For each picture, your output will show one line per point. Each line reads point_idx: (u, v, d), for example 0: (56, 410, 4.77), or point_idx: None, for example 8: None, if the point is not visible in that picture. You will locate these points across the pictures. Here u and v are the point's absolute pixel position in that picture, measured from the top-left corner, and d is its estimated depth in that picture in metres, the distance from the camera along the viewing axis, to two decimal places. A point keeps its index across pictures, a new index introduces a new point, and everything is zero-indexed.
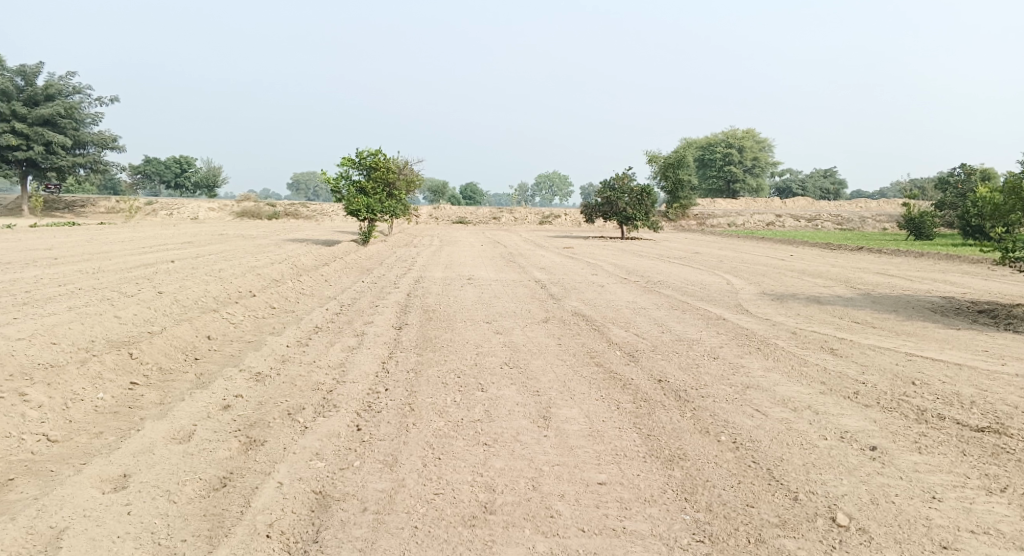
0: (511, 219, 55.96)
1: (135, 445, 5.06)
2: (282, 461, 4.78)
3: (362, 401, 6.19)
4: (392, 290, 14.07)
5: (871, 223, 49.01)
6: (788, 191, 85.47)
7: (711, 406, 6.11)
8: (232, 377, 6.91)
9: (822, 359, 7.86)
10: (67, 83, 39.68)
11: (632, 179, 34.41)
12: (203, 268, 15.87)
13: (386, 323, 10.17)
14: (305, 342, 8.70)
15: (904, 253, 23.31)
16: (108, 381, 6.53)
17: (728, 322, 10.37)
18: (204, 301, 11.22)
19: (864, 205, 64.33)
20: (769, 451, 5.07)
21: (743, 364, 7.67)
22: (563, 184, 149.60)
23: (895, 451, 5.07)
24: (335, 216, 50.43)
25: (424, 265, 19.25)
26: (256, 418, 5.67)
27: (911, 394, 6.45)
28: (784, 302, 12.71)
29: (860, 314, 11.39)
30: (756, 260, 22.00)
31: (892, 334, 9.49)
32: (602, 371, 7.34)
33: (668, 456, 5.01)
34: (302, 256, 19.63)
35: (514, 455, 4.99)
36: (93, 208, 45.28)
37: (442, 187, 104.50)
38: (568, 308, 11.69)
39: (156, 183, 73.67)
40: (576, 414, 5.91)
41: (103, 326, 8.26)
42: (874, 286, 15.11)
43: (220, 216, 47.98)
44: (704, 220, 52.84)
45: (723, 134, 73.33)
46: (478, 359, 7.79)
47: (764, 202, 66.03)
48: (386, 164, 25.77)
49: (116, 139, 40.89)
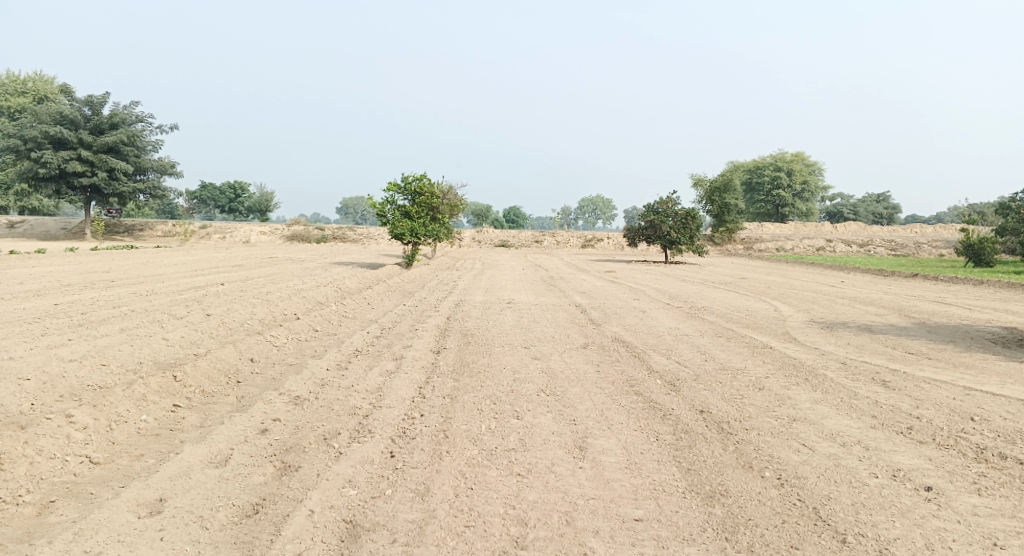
0: (554, 243, 55.91)
1: (173, 469, 5.13)
2: (315, 488, 4.78)
3: (397, 427, 6.16)
4: (433, 314, 14.12)
5: (928, 248, 47.30)
6: (839, 215, 83.38)
7: (755, 439, 5.89)
8: (271, 401, 6.99)
9: (874, 392, 7.52)
10: (130, 112, 41.56)
11: (676, 203, 34.06)
12: (251, 291, 16.24)
13: (425, 347, 10.19)
14: (344, 366, 8.76)
15: (962, 281, 22.40)
16: (152, 403, 6.68)
17: (774, 351, 10.05)
18: (249, 324, 11.44)
19: (920, 230, 62.21)
20: (816, 489, 4.84)
21: (790, 396, 7.38)
22: (607, 208, 149.16)
23: (953, 492, 4.77)
24: (381, 239, 51.21)
25: (465, 289, 19.32)
26: (292, 443, 5.70)
27: (970, 430, 6.10)
28: (833, 331, 12.28)
29: (915, 344, 10.91)
30: (805, 287, 21.39)
31: (950, 366, 9.04)
32: (641, 400, 7.16)
33: (708, 492, 4.82)
34: (346, 279, 19.96)
35: (548, 487, 4.88)
36: (151, 232, 47.09)
37: (487, 211, 105.36)
38: (608, 334, 11.52)
39: (211, 208, 76.27)
40: (613, 445, 5.77)
41: (151, 348, 8.48)
42: (930, 315, 14.49)
43: (270, 239, 49.29)
44: (751, 245, 51.83)
45: (772, 157, 72.07)
46: (515, 385, 7.70)
47: (814, 227, 64.46)
48: (431, 188, 26.10)
49: (174, 165, 42.54)
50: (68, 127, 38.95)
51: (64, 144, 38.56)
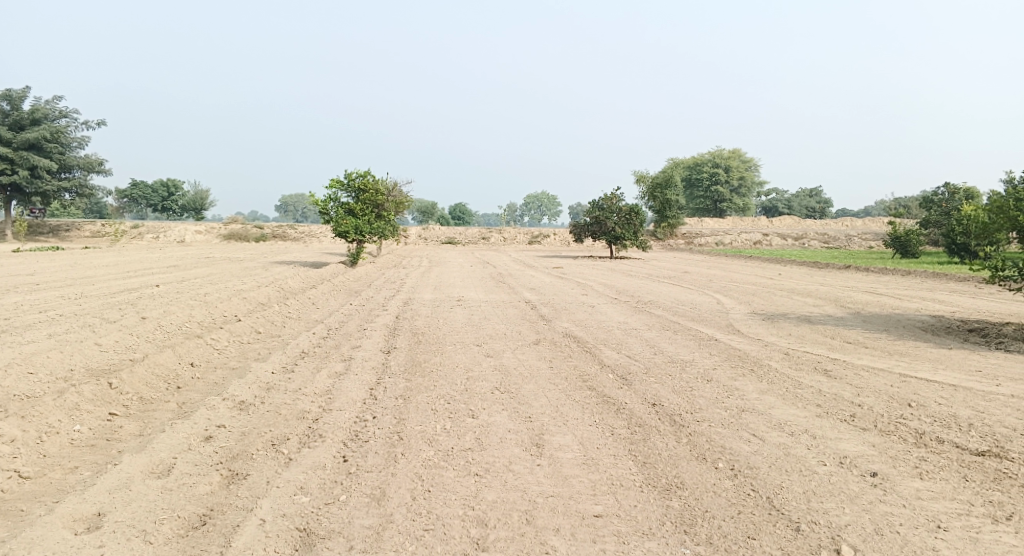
0: (501, 239, 55.94)
1: (110, 481, 4.85)
2: (265, 497, 4.60)
3: (349, 430, 6.01)
4: (381, 313, 13.89)
5: (857, 241, 49.42)
6: (774, 209, 86.21)
7: (707, 431, 5.98)
8: (214, 407, 6.71)
9: (816, 381, 7.75)
10: (53, 107, 39.46)
11: (620, 199, 34.54)
12: (188, 292, 15.61)
13: (375, 347, 10.00)
14: (291, 368, 8.50)
15: (890, 272, 23.46)
16: (86, 412, 6.32)
17: (720, 344, 10.28)
18: (188, 326, 10.99)
19: (849, 224, 64.90)
20: (768, 478, 4.95)
21: (737, 387, 7.55)
22: (551, 204, 150.39)
23: (897, 477, 4.96)
24: (324, 237, 50.18)
25: (413, 287, 19.10)
26: (239, 450, 5.48)
27: (909, 416, 6.35)
28: (774, 322, 12.65)
29: (852, 333, 11.34)
30: (745, 280, 22.00)
31: (885, 354, 9.43)
32: (595, 395, 7.20)
33: (665, 485, 4.87)
34: (289, 279, 19.43)
35: (507, 486, 4.83)
36: (77, 232, 44.85)
37: (432, 208, 104.61)
38: (558, 329, 11.56)
39: (143, 207, 73.26)
40: (569, 441, 5.77)
41: (83, 354, 8.03)
42: (864, 305, 15.09)
43: (207, 238, 47.64)
44: (692, 239, 53.05)
45: (710, 153, 73.91)
46: (469, 383, 7.63)
47: (751, 221, 66.48)
48: (375, 185, 25.67)
49: (103, 163, 40.62)
50: None
51: None
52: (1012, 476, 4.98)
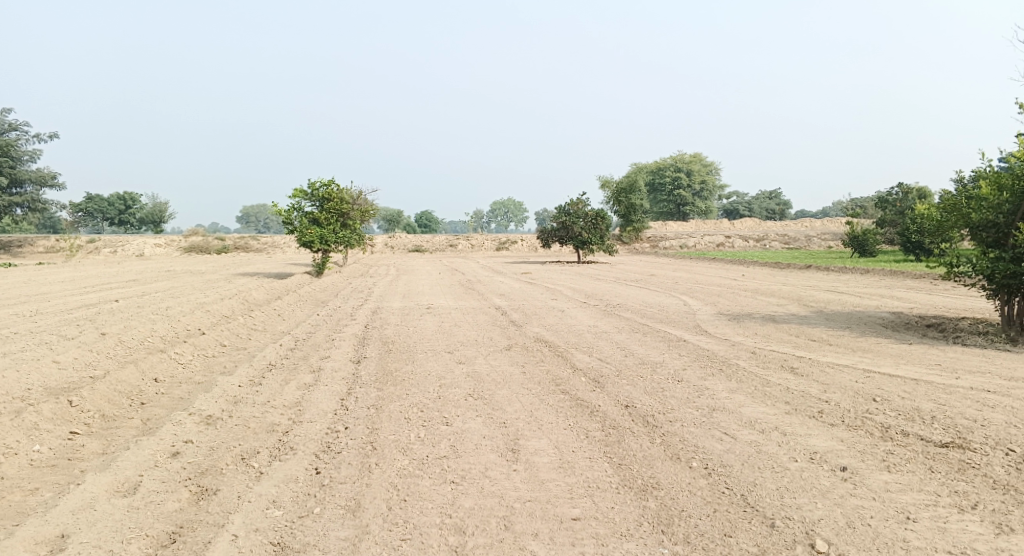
0: (468, 246, 55.87)
1: (73, 502, 4.68)
2: (237, 512, 4.49)
3: (321, 441, 5.91)
4: (349, 322, 13.74)
5: (817, 241, 50.64)
6: (735, 212, 87.99)
7: (680, 431, 6.04)
8: (181, 422, 6.54)
9: (784, 379, 7.89)
10: (1, 120, 38.22)
11: (586, 204, 34.80)
12: (149, 307, 15.23)
13: (344, 357, 9.88)
14: (258, 381, 8.35)
15: (850, 270, 24.07)
16: (45, 431, 6.10)
17: (690, 344, 10.41)
18: (151, 341, 10.72)
19: (809, 225, 66.34)
20: (741, 476, 5.02)
21: (708, 386, 7.65)
22: (517, 211, 150.87)
23: (865, 471, 5.07)
24: (288, 248, 49.52)
25: (381, 296, 18.95)
26: (208, 465, 5.35)
27: (874, 411, 6.51)
28: (741, 322, 12.86)
29: (816, 331, 11.60)
30: (711, 281, 22.36)
31: (849, 350, 9.66)
32: (568, 398, 7.22)
33: (641, 485, 4.90)
34: (254, 291, 19.09)
35: (484, 492, 4.81)
36: (30, 248, 43.45)
37: (398, 216, 104.10)
38: (530, 334, 11.59)
39: (99, 222, 71.36)
40: (544, 445, 5.77)
41: (40, 373, 7.77)
42: (826, 304, 15.45)
43: (167, 251, 46.59)
44: (657, 243, 53.73)
45: (672, 158, 75.05)
46: (442, 391, 7.58)
47: (713, 224, 67.63)
48: (340, 194, 25.43)
49: (55, 176, 39.49)
50: None
51: None
52: (975, 466, 5.14)
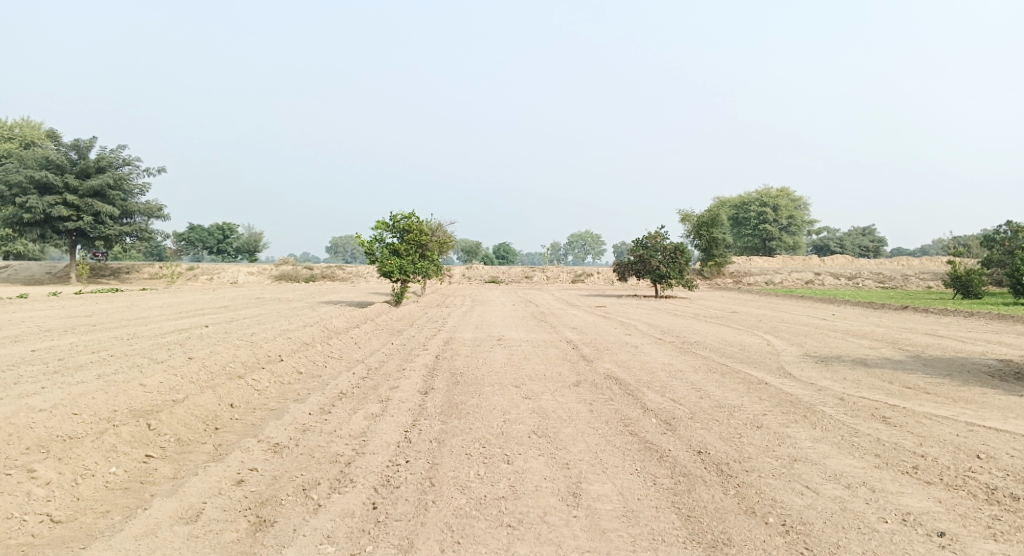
0: (544, 278, 55.78)
1: (137, 527, 4.79)
2: (290, 546, 4.47)
3: (380, 475, 5.86)
4: (421, 353, 13.83)
5: (915, 281, 47.68)
6: (825, 248, 84.26)
7: (757, 482, 5.62)
8: (249, 449, 6.66)
9: (874, 429, 7.26)
10: (117, 155, 41.37)
11: (664, 238, 34.10)
12: (235, 333, 15.87)
13: (412, 387, 9.88)
14: (328, 409, 8.45)
15: (951, 313, 22.40)
16: (122, 454, 6.34)
17: (771, 387, 9.82)
18: (232, 367, 11.11)
19: (906, 263, 62.53)
20: (823, 536, 4.58)
21: (789, 434, 7.13)
22: (596, 244, 150.09)
23: (967, 538, 4.53)
24: (370, 277, 50.94)
25: (454, 326, 19.07)
26: (268, 495, 5.38)
27: (978, 469, 5.87)
28: (828, 365, 12.07)
29: (912, 377, 10.73)
30: (797, 320, 21.25)
31: (949, 400, 8.85)
32: (637, 441, 6.89)
33: (710, 541, 4.55)
34: (333, 319, 19.60)
35: (541, 539, 4.59)
36: (137, 274, 46.58)
37: (476, 248, 105.53)
38: (600, 370, 11.30)
39: (200, 251, 75.79)
40: (607, 491, 5.49)
41: (126, 395, 8.13)
42: (924, 348, 14.33)
43: (258, 279, 48.91)
44: (740, 278, 51.96)
45: (757, 192, 72.79)
46: (506, 427, 7.41)
47: (801, 260, 64.83)
48: (420, 226, 25.96)
49: (162, 207, 42.28)
50: (54, 171, 38.73)
51: (49, 188, 38.29)
52: None
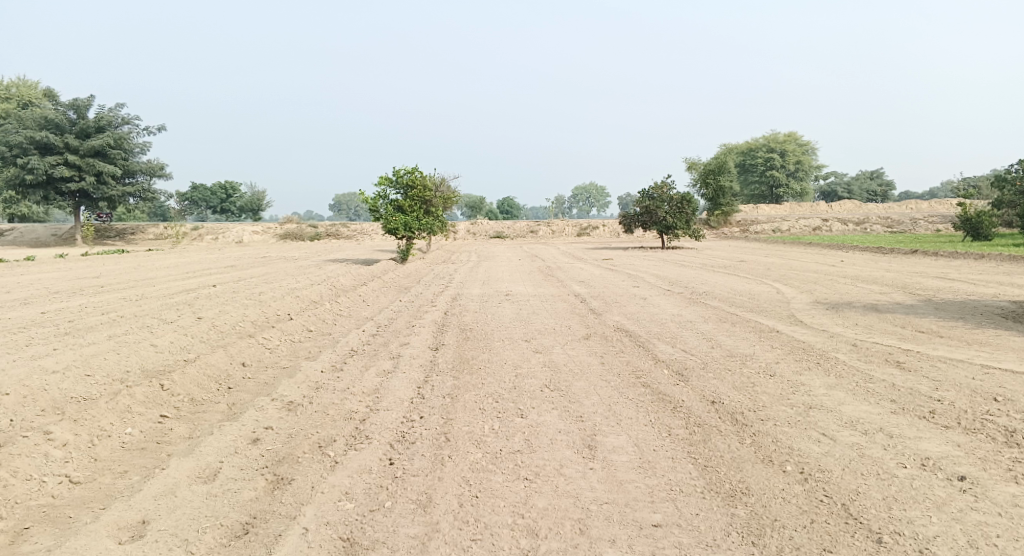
0: (550, 231, 55.51)
1: (157, 487, 4.82)
2: (309, 503, 4.48)
3: (395, 431, 5.85)
4: (429, 309, 13.80)
5: (923, 224, 47.26)
6: (833, 194, 83.39)
7: (773, 431, 5.60)
8: (263, 408, 6.67)
9: (889, 375, 7.21)
10: (116, 115, 40.84)
11: (671, 188, 33.67)
12: (243, 292, 15.86)
13: (423, 344, 9.86)
14: (340, 367, 8.45)
15: (961, 256, 22.18)
16: (137, 415, 6.35)
17: (782, 335, 9.77)
18: (241, 326, 11.10)
19: (915, 206, 61.87)
20: (842, 483, 4.55)
21: (803, 382, 7.09)
22: (601, 196, 148.96)
23: (988, 481, 4.50)
24: (375, 234, 50.78)
25: (461, 282, 19.01)
26: (284, 453, 5.39)
27: (996, 413, 5.82)
28: (839, 312, 12.00)
29: (925, 322, 10.67)
30: (805, 267, 21.13)
31: (962, 343, 8.79)
32: (650, 392, 6.86)
33: (728, 491, 4.54)
34: (340, 276, 19.56)
35: (559, 492, 4.58)
36: (142, 235, 46.55)
37: (481, 203, 104.93)
38: (610, 323, 11.26)
39: (204, 210, 75.51)
40: (623, 442, 5.47)
41: (138, 356, 8.14)
42: (935, 291, 14.22)
43: (263, 238, 48.81)
44: (747, 226, 51.63)
45: (764, 138, 71.71)
46: (518, 381, 7.40)
47: (809, 206, 64.25)
48: (423, 181, 25.69)
49: (163, 166, 41.91)
50: (53, 132, 38.30)
51: (50, 149, 37.98)
52: None
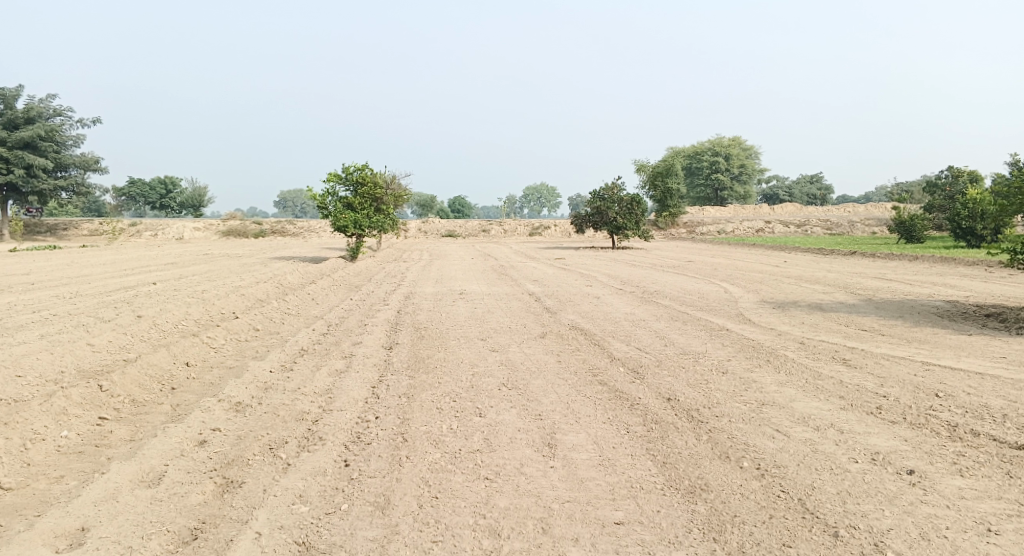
0: (501, 231, 55.55)
1: (96, 493, 4.55)
2: (261, 507, 4.30)
3: (350, 432, 5.69)
4: (382, 308, 13.58)
5: (860, 227, 49.16)
6: (775, 197, 86.07)
7: (728, 427, 5.68)
8: (210, 409, 6.41)
9: (836, 372, 7.43)
10: (48, 105, 38.94)
11: (621, 189, 34.10)
12: (185, 290, 15.29)
13: (376, 343, 9.68)
14: (290, 366, 8.21)
15: (896, 257, 23.14)
16: (73, 417, 6.01)
17: (733, 334, 9.97)
18: (185, 325, 10.68)
19: (851, 210, 64.36)
20: (798, 478, 4.65)
21: (755, 379, 7.24)
22: (551, 196, 149.89)
23: (935, 474, 4.66)
24: (324, 232, 49.84)
25: (414, 281, 18.80)
26: (234, 455, 5.18)
27: (939, 408, 6.04)
28: (786, 311, 12.34)
29: (867, 320, 11.05)
30: (751, 268, 21.68)
31: (903, 342, 9.12)
32: (607, 390, 6.88)
33: (689, 487, 4.57)
34: (288, 275, 19.06)
35: (520, 491, 4.53)
36: (76, 231, 44.51)
37: (431, 202, 104.27)
38: (565, 322, 11.28)
39: (142, 206, 72.67)
40: (583, 441, 5.45)
41: (73, 356, 7.71)
42: (874, 291, 14.76)
43: (206, 235, 47.32)
44: (694, 228, 52.78)
45: (710, 142, 73.44)
46: (475, 380, 7.32)
47: (752, 209, 66.14)
48: (374, 179, 25.30)
49: (99, 160, 40.14)
50: None
51: None
52: None
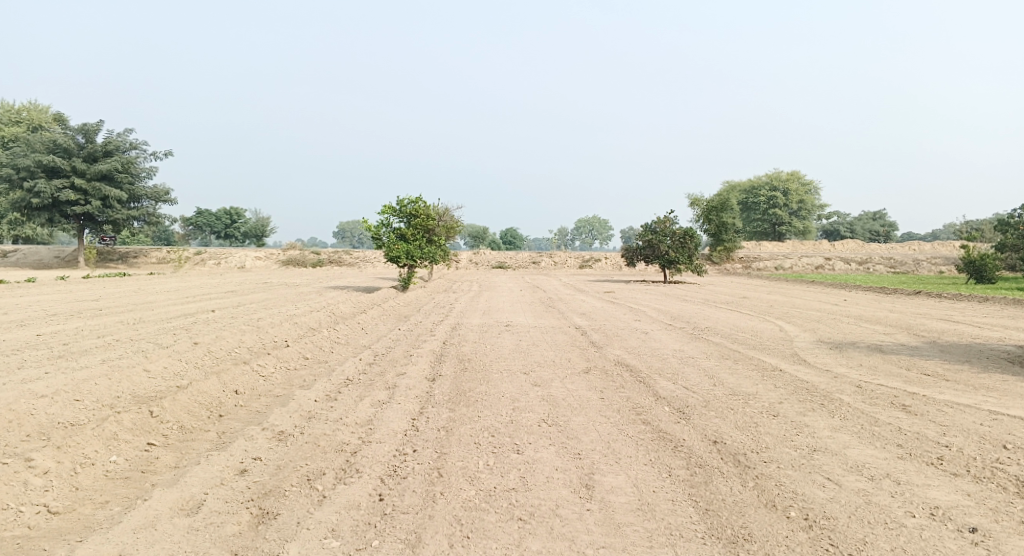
0: (551, 263, 55.52)
1: (136, 520, 4.65)
2: (294, 540, 4.31)
3: (387, 465, 5.69)
4: (428, 338, 13.63)
5: (926, 265, 47.15)
6: (836, 233, 83.59)
7: (776, 474, 5.42)
8: (253, 437, 6.51)
9: (894, 418, 7.05)
10: (125, 140, 41.16)
11: (673, 223, 33.69)
12: (241, 318, 15.73)
13: (419, 374, 9.70)
14: (334, 396, 8.29)
15: (965, 298, 22.03)
16: (123, 442, 6.20)
17: (786, 374, 9.59)
18: (237, 352, 10.95)
19: (918, 247, 61.86)
20: (848, 531, 4.39)
21: (807, 423, 6.93)
22: (603, 229, 149.33)
23: (1000, 534, 4.33)
24: (377, 263, 50.79)
25: (462, 312, 18.89)
26: (272, 486, 5.23)
27: (1006, 461, 5.65)
28: (843, 352, 11.83)
29: (930, 364, 10.48)
30: (808, 305, 20.96)
31: (969, 388, 8.60)
32: (650, 430, 6.69)
33: (730, 536, 4.37)
34: (340, 304, 19.40)
35: (553, 534, 4.41)
36: (145, 258, 46.59)
37: (484, 234, 105.07)
38: (610, 357, 11.11)
39: (208, 235, 75.56)
40: (622, 483, 5.30)
41: (130, 381, 7.99)
42: (939, 333, 14.03)
43: (266, 264, 48.85)
44: (750, 263, 51.61)
45: (768, 176, 72.06)
46: (515, 416, 7.22)
47: (811, 244, 64.33)
48: (426, 211, 25.70)
49: (169, 192, 42.11)
50: (61, 156, 38.55)
51: (57, 172, 38.16)
52: None
